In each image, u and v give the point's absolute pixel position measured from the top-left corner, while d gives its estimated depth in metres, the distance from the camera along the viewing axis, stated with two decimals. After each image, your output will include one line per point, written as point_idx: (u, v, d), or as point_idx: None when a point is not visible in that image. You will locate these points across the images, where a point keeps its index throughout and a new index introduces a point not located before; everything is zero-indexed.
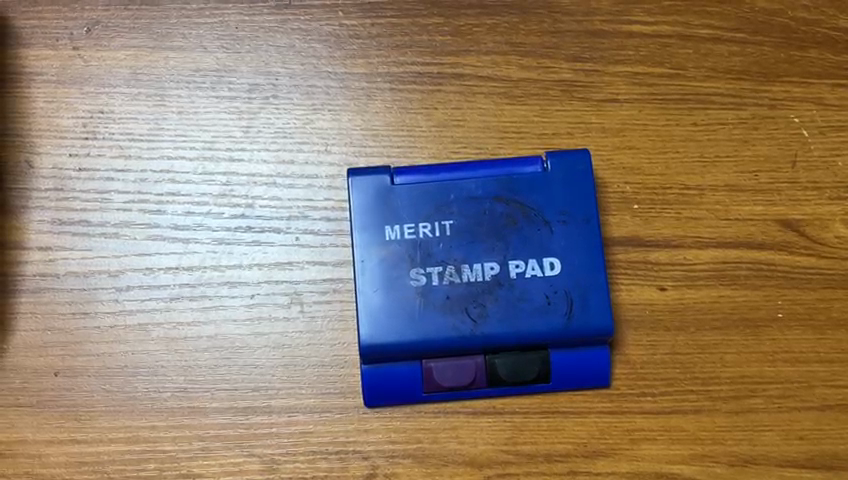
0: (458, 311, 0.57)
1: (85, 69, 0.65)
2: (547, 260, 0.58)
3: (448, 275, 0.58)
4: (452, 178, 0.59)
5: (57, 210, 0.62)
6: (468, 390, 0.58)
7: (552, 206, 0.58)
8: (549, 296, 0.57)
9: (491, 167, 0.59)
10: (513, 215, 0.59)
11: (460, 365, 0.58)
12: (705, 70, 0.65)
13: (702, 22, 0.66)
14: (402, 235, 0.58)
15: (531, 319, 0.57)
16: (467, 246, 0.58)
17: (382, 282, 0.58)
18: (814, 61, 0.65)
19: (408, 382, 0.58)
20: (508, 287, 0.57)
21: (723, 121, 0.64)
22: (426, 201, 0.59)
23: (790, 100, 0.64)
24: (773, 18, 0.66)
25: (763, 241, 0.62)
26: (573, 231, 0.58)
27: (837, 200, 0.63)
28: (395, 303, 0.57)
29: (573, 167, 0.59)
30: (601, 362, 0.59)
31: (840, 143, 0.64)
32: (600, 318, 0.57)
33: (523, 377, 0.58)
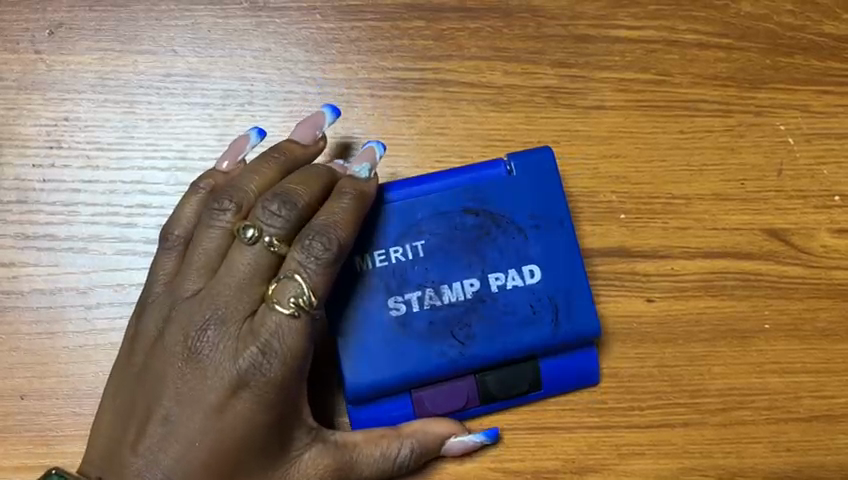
0: (444, 336, 0.55)
1: (47, 74, 0.61)
2: (527, 268, 0.56)
3: (429, 299, 0.56)
4: (418, 195, 0.57)
5: (21, 224, 0.59)
6: (463, 409, 0.57)
7: (523, 212, 0.57)
8: (534, 305, 0.56)
9: (455, 178, 0.57)
10: (485, 226, 0.56)
11: (453, 389, 0.56)
12: (692, 76, 0.64)
13: (689, 27, 0.65)
14: (374, 263, 0.56)
15: (519, 331, 0.55)
16: (442, 266, 0.56)
17: (361, 317, 0.55)
18: (799, 67, 0.64)
19: (399, 412, 0.56)
20: (491, 302, 0.56)
21: (709, 128, 0.63)
22: (395, 223, 0.56)
23: (776, 108, 0.64)
24: (759, 24, 0.65)
25: (750, 251, 0.61)
26: (548, 236, 0.56)
27: (823, 208, 0.62)
28: (376, 338, 0.55)
29: (538, 168, 0.57)
30: (590, 363, 0.57)
31: (825, 151, 0.63)
32: (588, 321, 0.56)
33: (516, 389, 0.57)
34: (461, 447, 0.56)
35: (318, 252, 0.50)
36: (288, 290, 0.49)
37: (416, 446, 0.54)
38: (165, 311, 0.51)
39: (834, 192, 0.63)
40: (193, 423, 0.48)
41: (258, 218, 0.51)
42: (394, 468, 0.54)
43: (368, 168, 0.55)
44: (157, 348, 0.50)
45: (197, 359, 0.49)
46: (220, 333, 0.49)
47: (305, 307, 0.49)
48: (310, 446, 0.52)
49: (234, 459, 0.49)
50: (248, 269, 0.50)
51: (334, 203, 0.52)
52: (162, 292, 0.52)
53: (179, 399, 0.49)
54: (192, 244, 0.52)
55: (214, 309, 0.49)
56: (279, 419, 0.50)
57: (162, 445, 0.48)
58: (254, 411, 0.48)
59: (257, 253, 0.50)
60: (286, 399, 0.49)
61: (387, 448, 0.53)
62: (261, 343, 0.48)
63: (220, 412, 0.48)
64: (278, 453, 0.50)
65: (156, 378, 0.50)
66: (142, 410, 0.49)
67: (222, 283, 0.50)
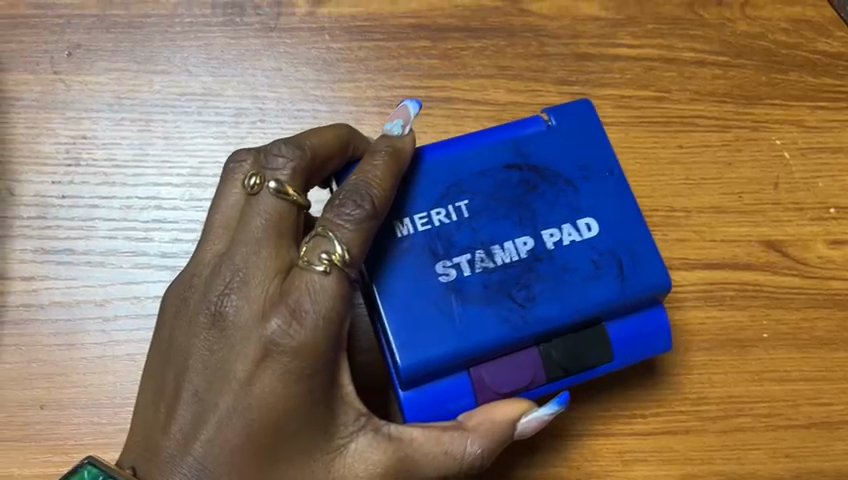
0: (502, 300, 0.50)
1: (67, 94, 0.64)
2: (582, 221, 0.52)
3: (480, 261, 0.51)
4: (454, 155, 0.53)
5: (40, 238, 0.61)
6: (527, 388, 0.50)
7: (570, 164, 0.53)
8: (596, 259, 0.51)
9: (494, 135, 0.54)
10: (530, 181, 0.53)
11: (515, 363, 0.50)
12: (690, 92, 0.66)
13: (686, 45, 0.67)
14: (415, 227, 0.51)
15: (584, 288, 0.50)
16: (490, 225, 0.52)
17: (406, 285, 0.49)
18: (794, 83, 0.66)
19: (458, 393, 0.49)
20: (549, 260, 0.51)
21: (707, 143, 0.65)
22: (433, 186, 0.52)
23: (772, 123, 0.66)
24: (754, 42, 0.67)
25: (748, 262, 0.63)
26: (599, 185, 0.53)
27: (819, 220, 0.64)
28: (426, 306, 0.49)
29: (580, 117, 0.54)
30: (662, 325, 0.52)
31: (820, 165, 0.65)
32: (657, 272, 0.51)
33: (583, 363, 0.51)
34: (535, 425, 0.48)
35: (351, 210, 0.46)
36: (318, 246, 0.45)
37: (486, 440, 0.46)
38: (190, 280, 0.47)
39: (829, 204, 0.64)
40: (222, 396, 0.43)
41: (264, 165, 0.48)
42: (465, 467, 0.46)
43: (401, 126, 0.52)
44: (181, 319, 0.46)
45: (223, 326, 0.44)
46: (245, 295, 0.45)
47: (337, 263, 0.44)
48: (361, 433, 0.45)
49: (273, 440, 0.43)
50: (265, 221, 0.46)
51: (367, 163, 0.49)
52: (186, 267, 0.48)
53: (206, 373, 0.44)
54: (212, 212, 0.49)
55: (239, 272, 0.45)
56: (319, 391, 0.44)
57: (192, 424, 0.43)
58: (288, 380, 0.43)
59: (270, 202, 0.47)
60: (326, 368, 0.44)
61: (455, 444, 0.46)
62: (291, 301, 0.43)
63: (249, 383, 0.43)
64: (324, 434, 0.44)
65: (180, 354, 0.45)
66: (169, 391, 0.45)
67: (243, 245, 0.46)
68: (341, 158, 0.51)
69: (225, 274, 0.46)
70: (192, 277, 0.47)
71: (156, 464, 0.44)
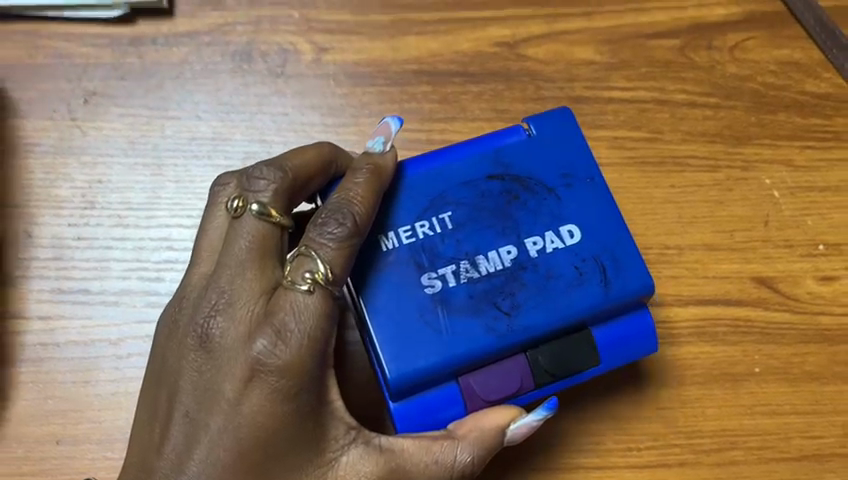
0: (487, 308, 0.51)
1: (83, 139, 0.66)
2: (565, 228, 0.54)
3: (464, 271, 0.52)
4: (436, 167, 0.55)
5: (56, 279, 0.63)
6: (516, 395, 0.52)
7: (551, 172, 0.55)
8: (579, 266, 0.53)
9: (477, 147, 0.56)
10: (512, 190, 0.55)
11: (503, 370, 0.52)
12: (682, 133, 0.68)
13: (677, 87, 0.69)
14: (399, 240, 0.53)
15: (567, 294, 0.52)
16: (473, 235, 0.54)
17: (393, 296, 0.51)
18: (782, 124, 0.69)
19: (448, 403, 0.51)
20: (532, 268, 0.53)
21: (699, 182, 0.67)
22: (417, 199, 0.54)
23: (761, 162, 0.68)
24: (743, 84, 0.70)
25: (740, 298, 0.65)
26: (580, 192, 0.55)
27: (808, 257, 0.66)
28: (413, 317, 0.51)
29: (560, 126, 0.56)
30: (647, 327, 0.54)
31: (809, 203, 0.67)
32: (641, 275, 0.53)
33: (571, 367, 0.52)
34: (523, 431, 0.51)
35: (334, 229, 0.48)
36: (302, 267, 0.47)
37: (474, 447, 0.48)
38: (181, 305, 0.50)
39: (818, 241, 0.66)
40: (212, 417, 0.45)
41: (246, 189, 0.51)
42: (455, 474, 0.48)
43: (382, 142, 0.55)
44: (173, 342, 0.49)
45: (210, 348, 0.46)
46: (230, 316, 0.47)
47: (321, 281, 0.47)
48: (352, 447, 0.47)
49: (263, 457, 0.45)
50: (249, 242, 0.49)
51: (350, 181, 0.51)
52: (179, 292, 0.51)
53: (196, 394, 0.46)
54: (203, 239, 0.52)
55: (225, 294, 0.47)
56: (306, 408, 0.45)
57: (184, 444, 0.45)
58: (274, 398, 0.45)
59: (252, 223, 0.49)
60: (311, 384, 0.45)
61: (445, 452, 0.48)
62: (276, 321, 0.45)
63: (236, 403, 0.45)
64: (314, 449, 0.46)
65: (173, 376, 0.48)
66: (163, 413, 0.47)
67: (229, 268, 0.48)
68: (325, 176, 0.54)
69: (212, 297, 0.48)
70: (183, 302, 0.50)
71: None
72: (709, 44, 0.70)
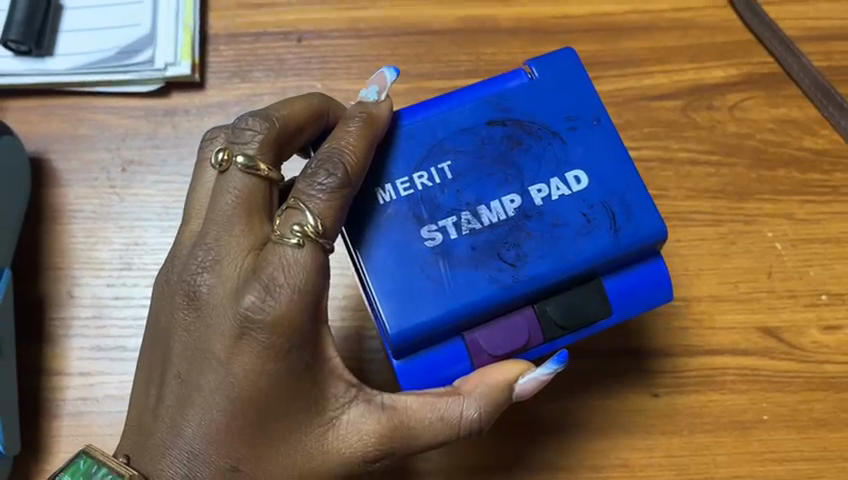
0: (491, 260, 0.53)
1: (120, 205, 0.71)
2: (571, 175, 0.55)
3: (466, 222, 0.54)
4: (434, 115, 0.57)
5: (96, 337, 0.67)
6: (525, 348, 0.54)
7: (556, 116, 0.56)
8: (586, 213, 0.54)
9: (475, 94, 0.57)
10: (513, 136, 0.56)
11: (510, 325, 0.54)
12: (686, 190, 0.71)
13: (680, 146, 0.73)
14: (398, 192, 0.55)
15: (576, 243, 0.53)
16: (474, 186, 0.55)
17: (395, 251, 0.53)
18: (782, 179, 0.72)
19: (454, 359, 0.53)
20: (537, 217, 0.54)
21: (703, 236, 0.70)
22: (416, 149, 0.56)
23: (763, 216, 0.71)
24: (744, 142, 0.73)
25: (746, 347, 0.67)
26: (586, 135, 0.56)
27: (812, 307, 0.69)
28: (415, 270, 0.53)
29: (562, 68, 0.57)
30: (661, 276, 0.55)
31: (811, 254, 0.70)
32: (651, 220, 0.54)
33: (580, 318, 0.54)
34: (532, 385, 0.51)
35: (324, 179, 0.50)
36: (292, 218, 0.49)
37: (481, 402, 0.50)
38: (172, 266, 0.51)
39: (821, 292, 0.69)
40: (203, 376, 0.47)
41: (233, 141, 0.52)
42: (462, 428, 0.49)
43: (377, 92, 0.56)
44: (164, 304, 0.50)
45: (199, 306, 0.48)
46: (217, 273, 0.49)
47: (310, 235, 0.48)
48: (351, 406, 0.49)
49: (258, 414, 0.47)
50: (234, 198, 0.50)
51: (341, 131, 0.53)
52: (171, 251, 0.53)
53: (188, 354, 0.48)
54: (191, 195, 0.53)
55: (212, 252, 0.49)
56: (298, 366, 0.47)
57: (178, 404, 0.47)
58: (265, 355, 0.46)
59: (239, 179, 0.50)
60: (303, 341, 0.47)
61: (450, 407, 0.49)
62: (264, 277, 0.47)
63: (227, 362, 0.47)
64: (311, 406, 0.48)
65: (166, 337, 0.50)
66: (157, 375, 0.49)
67: (216, 224, 0.50)
68: (315, 126, 0.56)
69: (201, 255, 0.49)
70: (173, 261, 0.52)
71: (148, 448, 0.48)
72: (709, 105, 0.74)
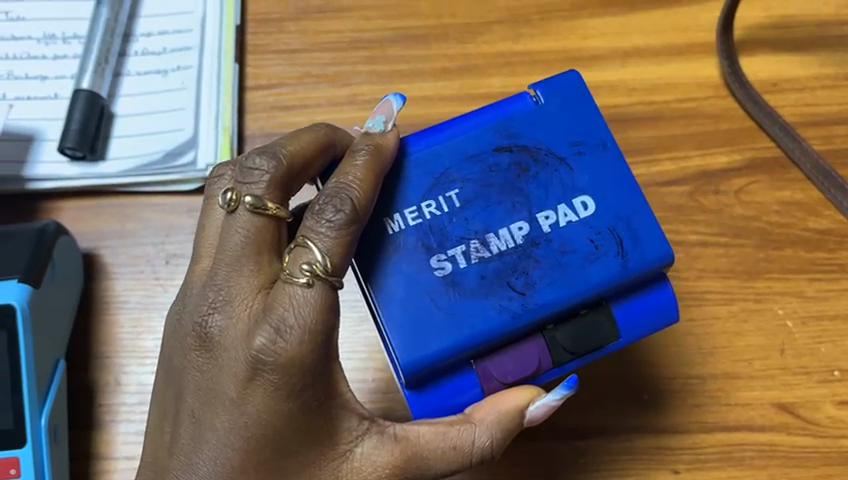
0: (500, 289, 0.56)
1: (164, 296, 0.76)
2: (578, 201, 0.58)
3: (475, 250, 0.57)
4: (441, 142, 0.60)
5: (140, 422, 0.71)
6: (535, 374, 0.58)
7: (562, 141, 0.59)
8: (594, 239, 0.57)
9: (482, 119, 0.60)
10: (520, 163, 0.59)
11: (521, 354, 0.57)
12: (697, 270, 0.75)
13: (690, 229, 0.77)
14: (407, 222, 0.58)
15: (584, 269, 0.57)
16: (482, 214, 0.58)
17: (405, 282, 0.56)
18: (790, 258, 0.75)
19: (465, 386, 0.57)
20: (546, 244, 0.57)
21: (716, 315, 0.73)
22: (424, 177, 0.59)
23: (773, 294, 0.74)
24: (750, 223, 0.77)
25: (763, 423, 0.70)
26: (592, 159, 0.59)
27: (825, 382, 0.71)
28: (424, 300, 0.56)
29: (567, 93, 0.60)
30: (668, 301, 0.59)
31: (821, 331, 0.73)
32: (658, 244, 0.57)
33: (588, 344, 0.57)
34: (542, 409, 0.57)
35: (332, 215, 0.53)
36: (301, 257, 0.52)
37: (492, 430, 0.54)
38: (184, 304, 0.55)
39: (833, 367, 0.71)
40: (217, 416, 0.50)
41: (241, 182, 0.55)
42: (475, 454, 0.54)
43: (382, 122, 0.61)
44: (177, 343, 0.54)
45: (212, 348, 0.52)
46: (228, 314, 0.52)
47: (320, 274, 0.51)
48: (365, 438, 0.53)
49: (270, 452, 0.50)
50: (242, 237, 0.53)
51: (349, 164, 0.56)
52: (183, 288, 0.56)
53: (201, 395, 0.51)
54: (201, 231, 0.57)
55: (222, 293, 0.53)
56: (310, 403, 0.50)
57: (193, 442, 0.51)
58: (276, 396, 0.49)
59: (247, 218, 0.54)
60: (314, 380, 0.50)
61: (463, 436, 0.54)
62: (274, 317, 0.50)
63: (239, 402, 0.50)
64: (325, 441, 0.52)
65: (179, 377, 0.53)
66: (173, 412, 0.53)
67: (226, 263, 0.53)
68: (322, 158, 0.59)
69: (211, 295, 0.53)
70: (184, 300, 0.55)
71: None
72: (717, 189, 0.78)
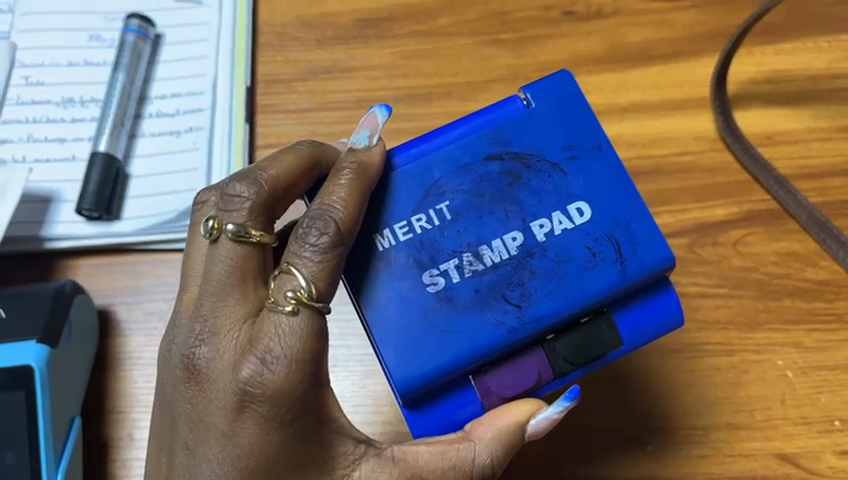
0: (495, 305, 0.58)
1: None
2: (573, 208, 0.59)
3: (468, 264, 0.59)
4: (430, 153, 0.61)
5: None
6: (536, 386, 0.60)
7: (556, 147, 0.60)
8: (590, 247, 0.59)
9: (472, 125, 0.61)
10: (512, 170, 0.60)
11: (521, 370, 0.59)
12: (697, 321, 0.77)
13: (689, 280, 0.78)
14: (398, 237, 0.59)
15: (581, 279, 0.58)
16: (474, 226, 0.60)
17: (399, 299, 0.58)
18: (789, 308, 0.77)
19: (462, 404, 0.59)
20: (541, 254, 0.59)
21: (717, 366, 0.75)
22: (413, 190, 0.60)
23: (773, 345, 0.75)
24: (749, 274, 0.78)
25: (765, 474, 0.71)
26: (586, 163, 0.60)
27: (826, 432, 0.72)
28: (419, 318, 0.58)
29: (558, 93, 0.61)
30: (670, 305, 0.60)
31: (821, 381, 0.74)
32: (657, 250, 0.58)
33: (589, 355, 0.59)
34: (544, 423, 0.58)
35: (316, 239, 0.54)
36: (286, 284, 0.53)
37: (491, 447, 0.56)
38: (173, 336, 0.57)
39: (833, 417, 0.73)
40: (211, 448, 0.52)
41: (223, 210, 0.56)
42: (475, 471, 0.56)
43: (367, 137, 0.60)
44: (168, 375, 0.56)
45: (200, 380, 0.54)
46: (215, 347, 0.54)
47: (304, 300, 0.53)
48: (363, 461, 0.55)
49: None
50: (226, 265, 0.55)
51: (334, 184, 0.57)
52: (173, 319, 0.58)
53: (193, 427, 0.53)
54: (189, 260, 0.59)
55: (209, 325, 0.54)
56: (301, 431, 0.52)
57: (190, 474, 0.53)
58: (265, 426, 0.51)
59: (229, 247, 0.55)
60: (303, 408, 0.52)
61: (463, 454, 0.55)
62: (260, 349, 0.52)
63: (230, 434, 0.52)
64: (321, 466, 0.53)
65: (173, 409, 0.55)
66: (170, 444, 0.55)
67: (210, 294, 0.55)
68: (307, 178, 0.60)
69: (198, 328, 0.55)
70: (173, 332, 0.57)
71: None
72: (714, 241, 0.80)
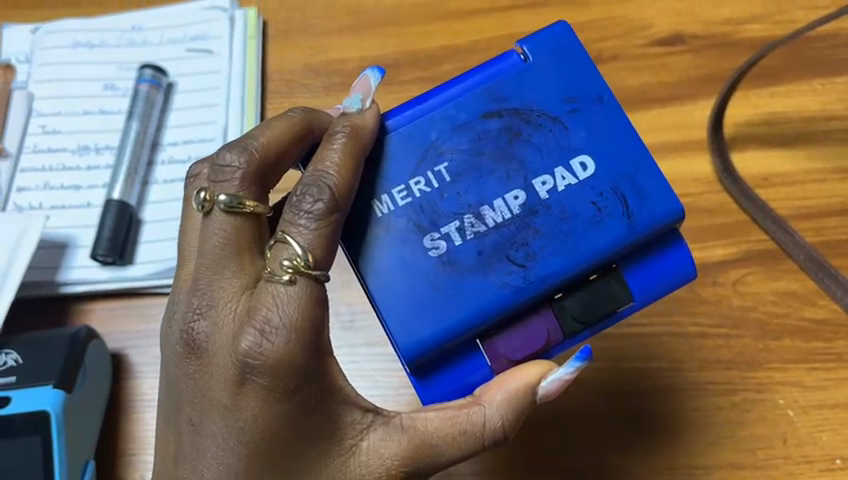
0: (498, 267, 0.59)
1: None
2: (576, 162, 0.60)
3: (470, 225, 0.60)
4: (426, 115, 0.62)
5: None
6: (546, 346, 0.62)
7: (555, 100, 0.61)
8: (596, 201, 0.60)
9: (469, 85, 0.62)
10: (511, 127, 0.61)
11: (529, 334, 0.61)
12: (699, 360, 0.78)
13: (690, 320, 0.80)
14: (397, 201, 0.61)
15: (589, 236, 0.59)
16: (475, 187, 0.61)
17: (402, 266, 0.60)
18: (789, 347, 0.78)
19: (471, 369, 0.61)
20: (545, 211, 0.60)
21: (718, 405, 0.76)
22: (410, 154, 0.61)
23: (773, 384, 0.77)
24: (749, 313, 0.80)
25: None
26: (586, 115, 0.61)
27: (827, 470, 0.73)
28: (424, 282, 0.59)
29: (555, 45, 0.61)
30: (682, 259, 0.62)
31: (822, 419, 0.75)
32: (667, 201, 0.59)
33: (599, 312, 0.61)
34: (556, 384, 0.58)
35: (311, 205, 0.55)
36: (282, 253, 0.55)
37: (502, 411, 0.56)
38: (172, 317, 0.58)
39: (834, 456, 0.74)
40: (216, 423, 0.54)
41: (215, 182, 0.58)
42: (486, 436, 0.56)
43: (359, 100, 0.64)
44: (170, 355, 0.57)
45: (202, 355, 0.55)
46: (214, 321, 0.55)
47: (302, 270, 0.54)
48: (372, 429, 0.55)
49: (271, 454, 0.53)
50: (220, 237, 0.57)
51: (328, 148, 0.59)
52: (170, 299, 0.59)
53: (197, 402, 0.55)
54: (184, 233, 0.60)
55: (207, 300, 0.56)
56: (305, 401, 0.53)
57: (197, 451, 0.54)
58: (266, 398, 0.53)
59: (222, 219, 0.57)
60: (306, 377, 0.53)
61: (473, 419, 0.56)
62: (259, 319, 0.53)
63: (233, 408, 0.53)
64: (328, 436, 0.54)
65: (174, 387, 0.56)
66: (174, 423, 0.56)
67: (208, 266, 0.57)
68: (298, 146, 0.62)
69: (197, 302, 0.56)
70: (172, 312, 0.58)
71: None
72: (714, 280, 0.81)
